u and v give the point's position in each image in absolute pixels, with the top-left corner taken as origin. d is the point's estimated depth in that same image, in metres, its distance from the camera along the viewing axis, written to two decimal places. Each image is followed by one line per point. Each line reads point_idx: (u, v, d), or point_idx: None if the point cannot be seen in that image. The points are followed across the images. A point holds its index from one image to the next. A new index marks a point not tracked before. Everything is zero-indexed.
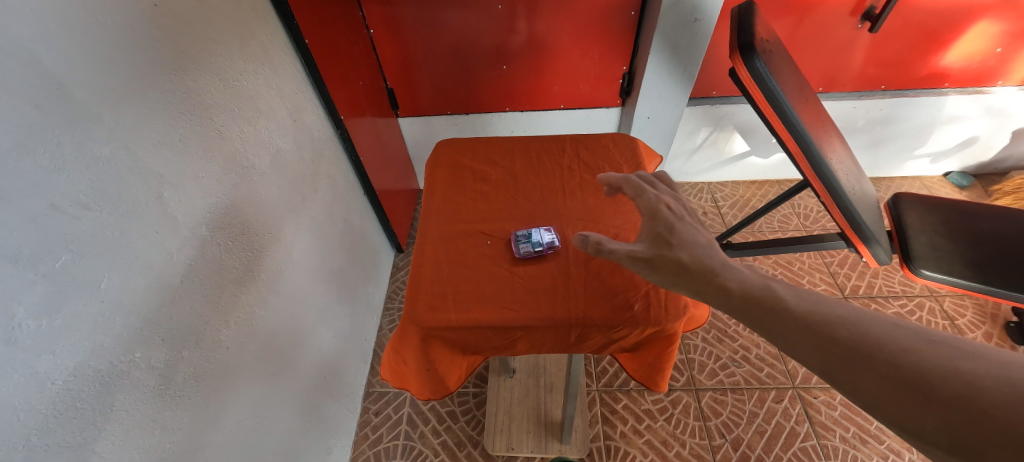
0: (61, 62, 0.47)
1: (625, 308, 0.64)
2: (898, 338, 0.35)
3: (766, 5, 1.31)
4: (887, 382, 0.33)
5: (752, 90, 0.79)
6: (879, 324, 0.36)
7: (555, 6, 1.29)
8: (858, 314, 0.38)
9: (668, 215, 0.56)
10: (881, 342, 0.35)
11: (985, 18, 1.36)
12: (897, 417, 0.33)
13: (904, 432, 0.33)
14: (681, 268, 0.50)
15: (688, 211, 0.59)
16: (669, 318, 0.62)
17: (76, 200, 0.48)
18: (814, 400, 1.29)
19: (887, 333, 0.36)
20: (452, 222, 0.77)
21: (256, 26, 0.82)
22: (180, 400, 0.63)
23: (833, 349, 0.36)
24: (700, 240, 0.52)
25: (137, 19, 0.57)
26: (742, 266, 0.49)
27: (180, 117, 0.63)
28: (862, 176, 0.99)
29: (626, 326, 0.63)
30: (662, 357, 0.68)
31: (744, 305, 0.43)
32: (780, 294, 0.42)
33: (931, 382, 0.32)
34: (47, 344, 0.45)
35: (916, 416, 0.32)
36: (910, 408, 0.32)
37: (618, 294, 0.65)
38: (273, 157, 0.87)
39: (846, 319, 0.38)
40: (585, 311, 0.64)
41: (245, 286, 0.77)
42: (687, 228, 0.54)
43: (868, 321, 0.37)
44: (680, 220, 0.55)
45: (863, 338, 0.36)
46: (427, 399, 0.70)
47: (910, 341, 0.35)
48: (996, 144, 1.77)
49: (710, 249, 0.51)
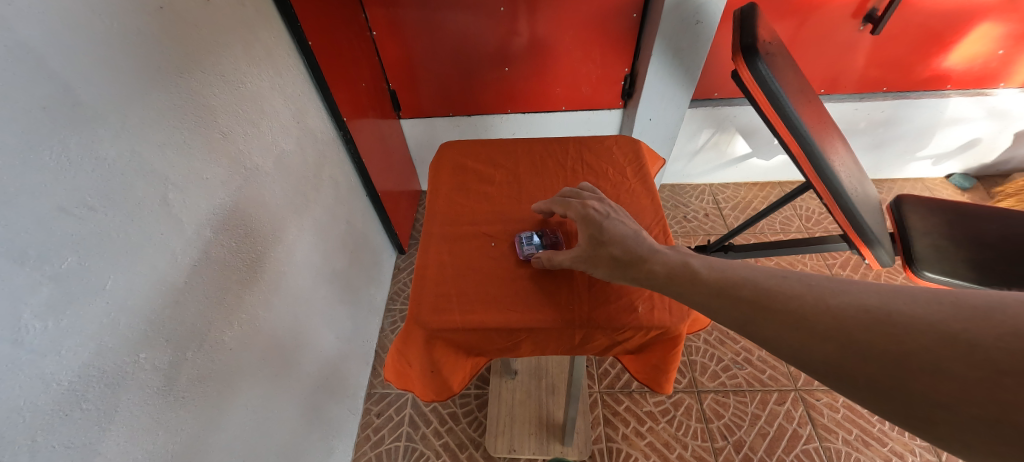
0: (67, 65, 0.47)
1: (629, 311, 0.64)
2: (785, 288, 0.42)
3: (768, 7, 1.31)
4: (785, 327, 0.39)
5: (754, 92, 0.79)
6: (771, 281, 0.43)
7: (556, 8, 1.29)
8: (756, 275, 0.45)
9: (595, 215, 0.63)
10: (771, 293, 0.42)
11: (988, 20, 1.36)
12: (794, 355, 0.39)
13: (801, 366, 0.38)
14: (615, 262, 0.57)
15: (613, 207, 0.66)
16: (673, 321, 0.62)
17: (82, 202, 0.48)
18: (816, 402, 1.29)
19: (777, 285, 0.42)
20: (456, 225, 0.77)
21: (260, 28, 0.82)
22: (184, 401, 0.63)
23: (743, 308, 0.43)
24: (626, 231, 0.59)
25: (142, 21, 0.57)
26: (665, 246, 0.56)
27: (185, 119, 0.64)
28: (864, 178, 0.99)
29: (629, 328, 0.63)
30: (665, 360, 0.68)
31: (670, 290, 0.51)
32: (694, 269, 0.50)
33: (812, 319, 0.38)
34: (53, 346, 0.46)
35: (808, 352, 0.37)
36: (803, 343, 0.38)
37: (621, 296, 0.65)
38: (276, 159, 0.88)
39: (747, 281, 0.45)
40: (588, 314, 0.64)
41: (248, 287, 0.78)
42: (615, 223, 0.61)
43: (763, 278, 0.44)
44: (606, 218, 0.62)
45: (760, 294, 0.43)
46: (431, 400, 0.70)
47: (794, 289, 0.41)
48: (998, 146, 1.77)
49: (638, 237, 0.58)
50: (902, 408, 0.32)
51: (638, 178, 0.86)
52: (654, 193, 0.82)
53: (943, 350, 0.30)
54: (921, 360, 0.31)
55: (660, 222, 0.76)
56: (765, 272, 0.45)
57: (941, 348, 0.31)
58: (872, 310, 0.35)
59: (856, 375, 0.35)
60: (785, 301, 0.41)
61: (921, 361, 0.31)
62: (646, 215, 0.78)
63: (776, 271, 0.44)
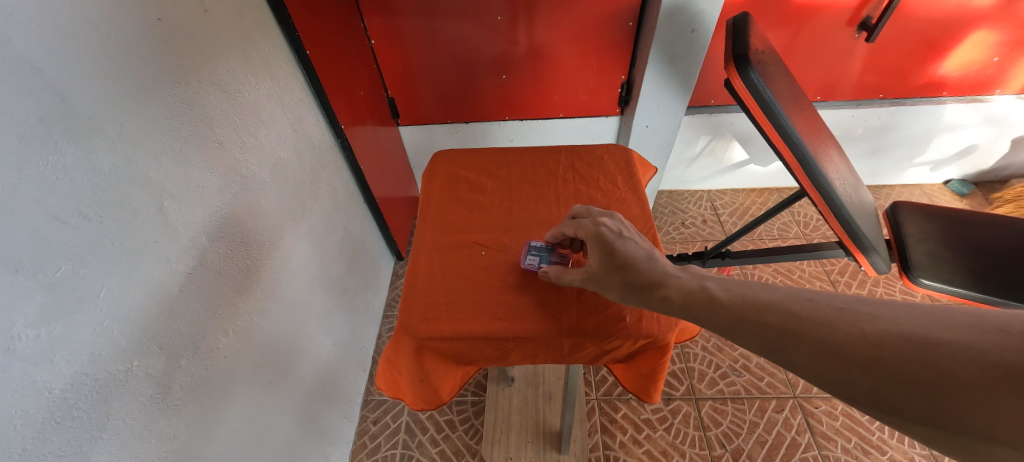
0: (65, 77, 0.48)
1: (616, 320, 0.64)
2: (814, 313, 0.42)
3: (763, 16, 1.32)
4: (820, 355, 0.40)
5: (746, 100, 0.80)
6: (798, 306, 0.44)
7: (553, 17, 1.31)
8: (780, 299, 0.46)
9: (608, 235, 0.61)
10: (801, 319, 0.43)
11: (982, 27, 1.37)
12: (831, 381, 0.39)
13: (842, 395, 0.39)
14: (630, 287, 0.57)
15: (625, 225, 0.65)
16: (660, 330, 0.62)
17: (77, 211, 0.49)
18: (814, 410, 1.29)
19: (807, 310, 0.43)
20: (447, 233, 0.78)
21: (258, 38, 0.83)
22: (177, 409, 0.63)
23: (769, 334, 0.44)
24: (641, 254, 0.58)
25: (141, 32, 0.58)
26: (680, 270, 0.56)
27: (182, 128, 0.64)
28: (859, 185, 0.99)
29: (617, 337, 0.63)
30: (655, 368, 0.68)
31: (687, 315, 0.52)
32: (713, 294, 0.51)
33: (851, 347, 0.38)
34: (45, 354, 0.46)
35: (847, 381, 0.38)
36: (841, 372, 0.39)
37: (609, 305, 0.66)
38: (273, 167, 0.88)
39: (773, 305, 0.46)
40: (576, 322, 0.64)
41: (244, 295, 0.78)
42: (629, 245, 0.60)
43: (786, 302, 0.45)
44: (619, 238, 0.61)
45: (789, 320, 0.43)
46: (421, 409, 0.70)
47: (825, 314, 0.42)
48: (995, 153, 1.77)
49: (653, 260, 0.58)
50: (953, 437, 0.32)
51: (630, 186, 0.86)
52: (645, 202, 0.82)
53: (998, 382, 0.31)
54: (974, 392, 0.31)
55: (650, 230, 0.77)
56: (789, 295, 0.46)
57: (995, 380, 0.31)
58: (913, 339, 0.36)
59: (899, 403, 0.35)
60: (817, 327, 0.41)
61: (975, 393, 0.31)
62: (636, 224, 0.78)
63: (801, 294, 0.45)
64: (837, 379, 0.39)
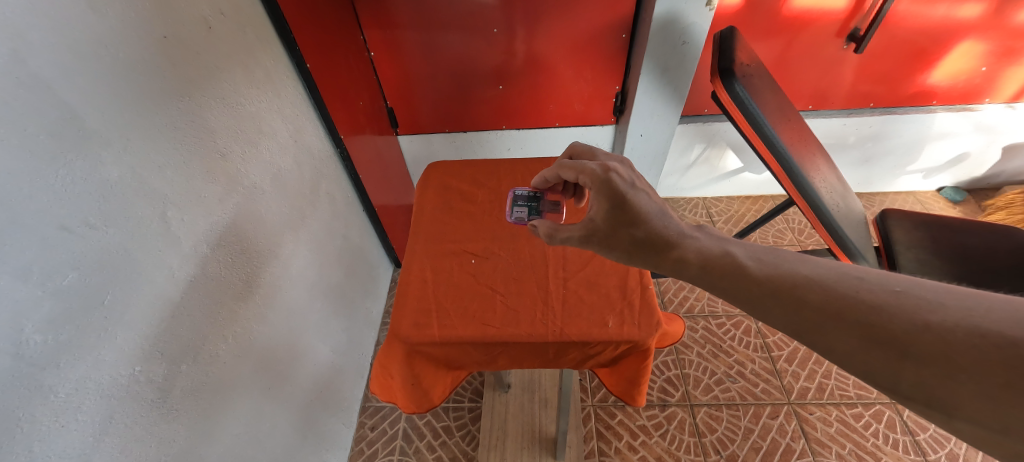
0: (75, 93, 0.50)
1: (599, 325, 0.66)
2: (865, 293, 0.40)
3: (753, 27, 1.35)
4: (869, 343, 0.38)
5: (733, 112, 0.83)
6: (845, 285, 0.42)
7: (549, 28, 1.34)
8: (823, 274, 0.43)
9: (620, 185, 0.60)
10: (848, 299, 0.40)
11: (969, 38, 1.39)
12: (874, 371, 0.38)
13: (880, 383, 0.38)
14: (637, 244, 0.57)
15: (636, 176, 0.63)
16: (642, 334, 0.64)
17: (84, 221, 0.51)
18: (809, 416, 1.30)
19: (856, 290, 0.41)
20: (440, 242, 0.80)
21: (260, 53, 0.86)
22: (177, 413, 0.64)
23: (805, 312, 0.42)
24: (653, 210, 0.58)
25: (148, 50, 0.60)
26: (698, 233, 0.55)
27: (185, 141, 0.67)
28: (847, 194, 1.01)
29: (600, 342, 0.65)
30: (639, 373, 0.69)
31: (702, 273, 0.50)
32: (740, 261, 0.49)
33: (909, 340, 0.36)
34: (52, 358, 0.48)
35: (895, 373, 0.37)
36: (891, 362, 0.37)
37: (593, 311, 0.68)
38: (273, 177, 0.91)
39: (811, 281, 0.43)
40: (561, 328, 0.66)
41: (244, 302, 0.80)
42: (641, 199, 0.59)
43: (831, 279, 0.43)
44: (632, 190, 0.60)
45: (833, 298, 0.41)
46: (413, 413, 0.71)
47: (878, 296, 0.39)
48: (987, 160, 1.79)
49: (665, 218, 0.58)
50: (1014, 444, 0.32)
51: None
52: None
53: None
54: None
55: None
56: (832, 272, 0.43)
57: None
58: (988, 335, 0.34)
59: (957, 404, 0.34)
60: (870, 311, 0.39)
61: None
62: None
63: (848, 272, 0.43)
64: (882, 368, 0.37)
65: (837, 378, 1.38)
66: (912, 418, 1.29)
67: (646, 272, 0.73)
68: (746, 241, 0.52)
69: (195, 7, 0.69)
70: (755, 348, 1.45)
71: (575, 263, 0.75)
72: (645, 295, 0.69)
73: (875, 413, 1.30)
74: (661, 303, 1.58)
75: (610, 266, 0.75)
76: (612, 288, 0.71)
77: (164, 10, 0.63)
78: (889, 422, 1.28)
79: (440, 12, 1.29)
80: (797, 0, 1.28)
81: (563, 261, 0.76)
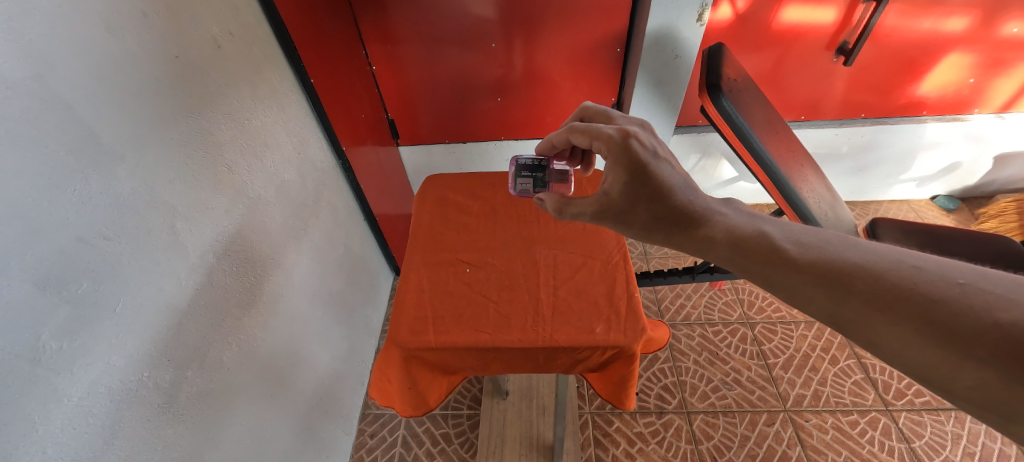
0: (95, 113, 0.53)
1: (588, 331, 0.68)
2: (925, 285, 0.38)
3: (744, 41, 1.39)
4: (926, 339, 0.36)
5: (722, 126, 0.89)
6: (900, 275, 0.40)
7: (546, 43, 1.38)
8: (875, 261, 0.42)
9: (641, 154, 0.61)
10: (902, 290, 0.39)
11: (956, 50, 1.43)
12: (927, 369, 0.37)
13: (931, 382, 0.37)
14: (658, 219, 0.58)
15: (657, 143, 0.65)
16: (627, 340, 0.66)
17: (98, 232, 0.54)
18: (805, 424, 1.30)
19: (914, 281, 0.39)
20: (436, 252, 0.82)
21: (266, 69, 0.90)
22: (183, 418, 0.67)
23: (849, 303, 0.41)
24: (675, 183, 0.60)
25: (162, 70, 0.64)
26: (726, 209, 0.56)
27: (194, 155, 0.70)
28: (837, 204, 1.02)
29: (588, 347, 0.67)
30: (625, 378, 0.71)
31: (731, 248, 0.51)
32: (776, 242, 0.48)
33: (973, 339, 0.34)
34: (66, 364, 0.50)
35: (951, 373, 0.35)
36: (948, 360, 0.35)
37: (581, 318, 0.70)
38: (278, 188, 0.94)
39: (860, 268, 0.41)
40: (551, 334, 0.68)
41: (248, 310, 0.82)
42: (663, 170, 0.61)
43: (883, 267, 0.41)
44: (654, 160, 0.61)
45: (884, 289, 0.39)
46: (409, 416, 0.73)
47: (939, 289, 0.37)
48: (979, 169, 1.82)
49: (690, 194, 0.59)
50: None
51: None
52: None
53: None
54: None
55: (622, 248, 0.81)
56: (884, 259, 0.41)
57: None
58: None
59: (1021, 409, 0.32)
60: (928, 304, 0.37)
61: None
62: (608, 241, 0.83)
63: (905, 261, 0.41)
64: (936, 366, 0.36)
65: (832, 385, 1.39)
66: (908, 426, 1.29)
67: (633, 280, 0.75)
68: (781, 218, 0.51)
69: (205, 28, 0.73)
70: (751, 356, 1.46)
71: (565, 272, 0.78)
72: (630, 302, 0.72)
73: (871, 420, 1.31)
74: (658, 311, 1.60)
75: (599, 274, 0.77)
76: (600, 295, 0.73)
77: (176, 32, 0.66)
78: (884, 429, 1.29)
79: (440, 27, 1.33)
80: (785, 16, 1.32)
81: (554, 270, 0.79)
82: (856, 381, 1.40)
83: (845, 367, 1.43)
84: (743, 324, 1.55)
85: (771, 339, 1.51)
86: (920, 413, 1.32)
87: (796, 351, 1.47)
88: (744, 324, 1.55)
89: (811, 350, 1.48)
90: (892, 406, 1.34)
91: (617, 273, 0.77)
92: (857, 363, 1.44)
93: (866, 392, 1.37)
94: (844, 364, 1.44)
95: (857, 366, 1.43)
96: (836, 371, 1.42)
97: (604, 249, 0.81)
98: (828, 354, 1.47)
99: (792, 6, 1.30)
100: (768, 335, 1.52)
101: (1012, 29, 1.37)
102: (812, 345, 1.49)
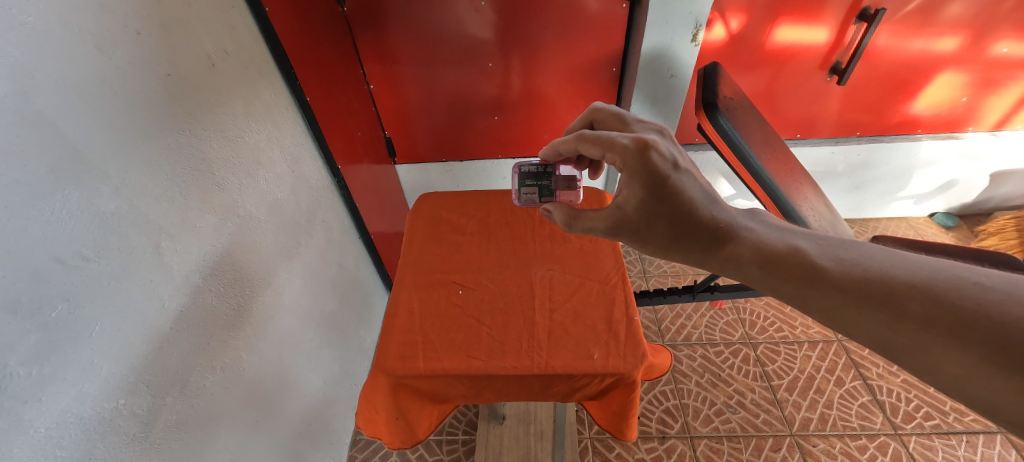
0: (81, 134, 0.52)
1: (586, 357, 0.66)
2: (992, 307, 0.36)
3: (739, 62, 1.40)
4: (1003, 369, 0.33)
5: (718, 143, 0.88)
6: (962, 295, 0.37)
7: (544, 63, 1.39)
8: (929, 279, 0.40)
9: (660, 166, 0.59)
10: (965, 311, 0.36)
11: (948, 70, 1.44)
12: (1000, 401, 0.34)
13: (1002, 415, 0.34)
14: (676, 236, 0.57)
15: (676, 152, 0.63)
16: (627, 367, 0.64)
17: (77, 253, 0.52)
18: (812, 449, 1.26)
19: (979, 302, 0.36)
20: (426, 273, 0.80)
21: (260, 86, 0.89)
22: (161, 448, 0.63)
23: (902, 329, 0.39)
24: (698, 196, 0.58)
25: (152, 87, 0.62)
26: (753, 223, 0.54)
27: (183, 173, 0.68)
28: (837, 221, 1.00)
29: (586, 375, 0.64)
30: (625, 408, 0.69)
31: (760, 265, 0.49)
32: (813, 259, 0.46)
33: None
34: (34, 392, 0.47)
35: None
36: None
37: (580, 343, 0.68)
38: (269, 207, 0.92)
39: (916, 288, 0.40)
40: (546, 361, 0.66)
41: (234, 332, 0.80)
42: (685, 183, 0.59)
43: (940, 285, 0.39)
44: (675, 172, 0.60)
45: (943, 310, 0.37)
46: (397, 448, 0.70)
47: (1009, 311, 0.35)
48: (977, 186, 1.82)
49: (715, 207, 0.57)
50: None
51: None
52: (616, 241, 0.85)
53: None
54: None
55: (620, 269, 0.80)
56: (938, 276, 0.40)
57: None
58: None
59: None
60: (999, 329, 0.34)
61: None
62: (607, 262, 0.81)
63: (968, 278, 0.38)
64: (1012, 400, 0.33)
65: (839, 408, 1.35)
66: (919, 451, 1.25)
67: (633, 303, 0.73)
68: (812, 231, 0.50)
69: (199, 46, 0.72)
70: (755, 377, 1.43)
71: (562, 294, 0.76)
72: (630, 326, 0.69)
73: (880, 445, 1.27)
74: (659, 332, 1.57)
75: (597, 297, 0.75)
76: (598, 319, 0.71)
77: (169, 51, 0.66)
78: (895, 455, 1.25)
79: (437, 46, 1.34)
80: (779, 36, 1.34)
81: (550, 292, 0.76)
82: (862, 404, 1.36)
83: (850, 389, 1.40)
84: (745, 344, 1.52)
85: (775, 360, 1.48)
86: (931, 438, 1.28)
87: (801, 373, 1.44)
88: (746, 344, 1.52)
89: (816, 371, 1.45)
90: (902, 430, 1.29)
91: (616, 295, 0.75)
92: (863, 385, 1.40)
93: (874, 415, 1.33)
94: (849, 385, 1.41)
95: (862, 387, 1.40)
96: (841, 393, 1.39)
97: (603, 270, 0.79)
98: (832, 375, 1.44)
99: (784, 26, 1.32)
100: (772, 356, 1.49)
101: (1002, 48, 1.39)
102: (816, 366, 1.46)
